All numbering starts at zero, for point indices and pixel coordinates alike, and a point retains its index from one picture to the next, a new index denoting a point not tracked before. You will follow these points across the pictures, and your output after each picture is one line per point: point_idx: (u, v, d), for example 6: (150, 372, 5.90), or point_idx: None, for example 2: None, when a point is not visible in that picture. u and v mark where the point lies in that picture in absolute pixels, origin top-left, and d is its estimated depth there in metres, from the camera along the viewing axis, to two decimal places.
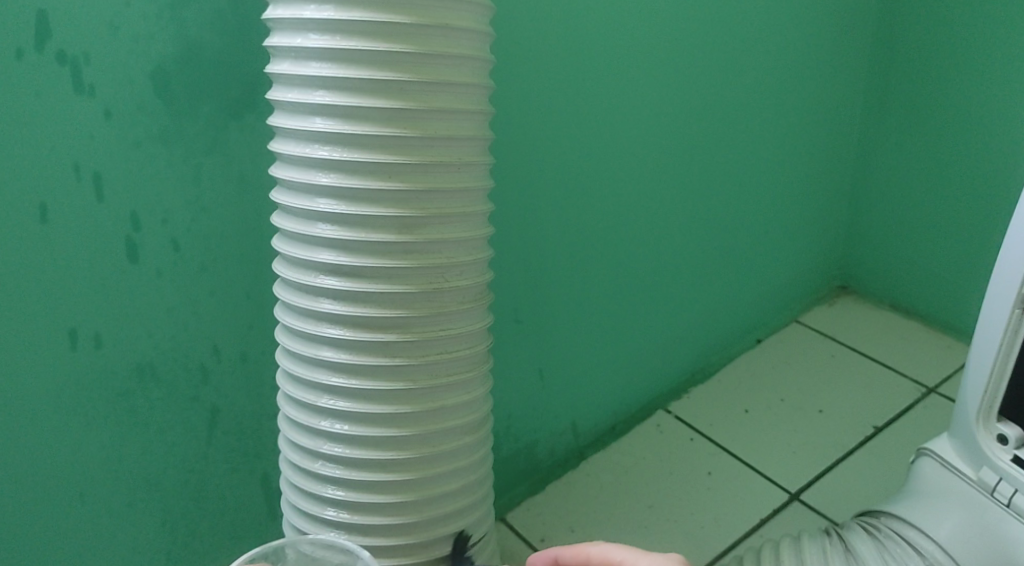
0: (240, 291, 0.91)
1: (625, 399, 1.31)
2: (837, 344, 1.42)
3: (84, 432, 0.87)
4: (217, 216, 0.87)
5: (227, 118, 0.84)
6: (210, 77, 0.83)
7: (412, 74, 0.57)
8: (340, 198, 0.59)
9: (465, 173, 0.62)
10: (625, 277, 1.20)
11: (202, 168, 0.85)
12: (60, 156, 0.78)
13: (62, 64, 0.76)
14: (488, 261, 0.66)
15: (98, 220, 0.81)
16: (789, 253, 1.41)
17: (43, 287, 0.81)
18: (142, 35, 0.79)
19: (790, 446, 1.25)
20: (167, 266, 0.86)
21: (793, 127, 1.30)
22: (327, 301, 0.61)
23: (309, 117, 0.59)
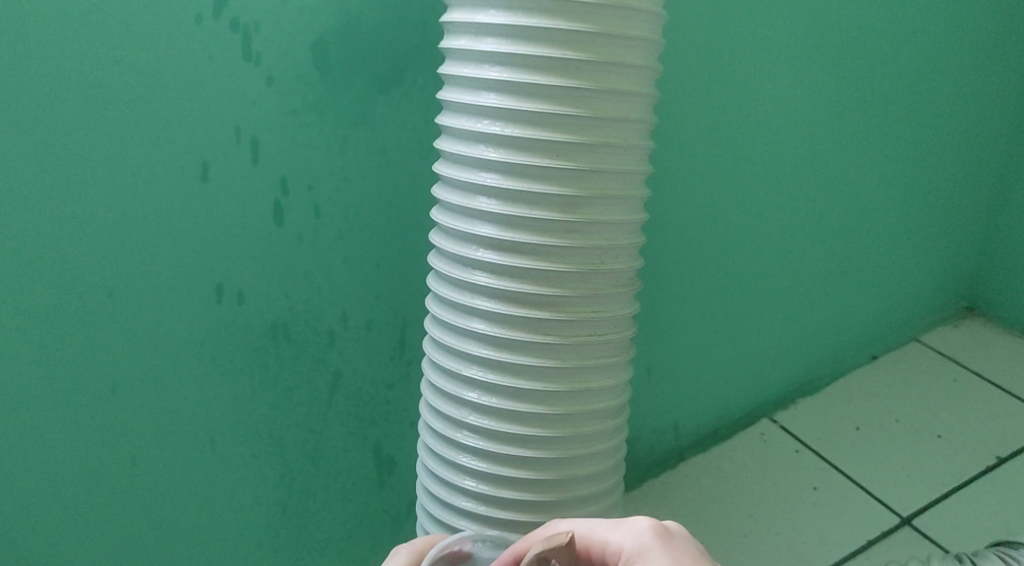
0: (371, 261, 0.93)
1: (733, 405, 1.28)
2: (959, 368, 1.35)
3: (220, 380, 0.92)
4: (358, 186, 0.90)
5: (376, 92, 0.87)
6: (365, 50, 0.85)
7: (588, 53, 0.61)
8: (506, 173, 0.62)
9: (628, 155, 0.64)
10: (742, 277, 1.18)
11: (349, 139, 0.88)
12: (224, 120, 0.83)
13: (235, 31, 0.81)
14: (639, 247, 0.68)
15: (252, 181, 0.86)
16: (915, 268, 1.35)
17: (198, 241, 0.86)
18: (308, 8, 0.82)
19: (903, 468, 1.20)
20: (308, 231, 0.89)
21: (931, 136, 1.25)
22: (484, 275, 0.64)
23: (481, 93, 0.63)
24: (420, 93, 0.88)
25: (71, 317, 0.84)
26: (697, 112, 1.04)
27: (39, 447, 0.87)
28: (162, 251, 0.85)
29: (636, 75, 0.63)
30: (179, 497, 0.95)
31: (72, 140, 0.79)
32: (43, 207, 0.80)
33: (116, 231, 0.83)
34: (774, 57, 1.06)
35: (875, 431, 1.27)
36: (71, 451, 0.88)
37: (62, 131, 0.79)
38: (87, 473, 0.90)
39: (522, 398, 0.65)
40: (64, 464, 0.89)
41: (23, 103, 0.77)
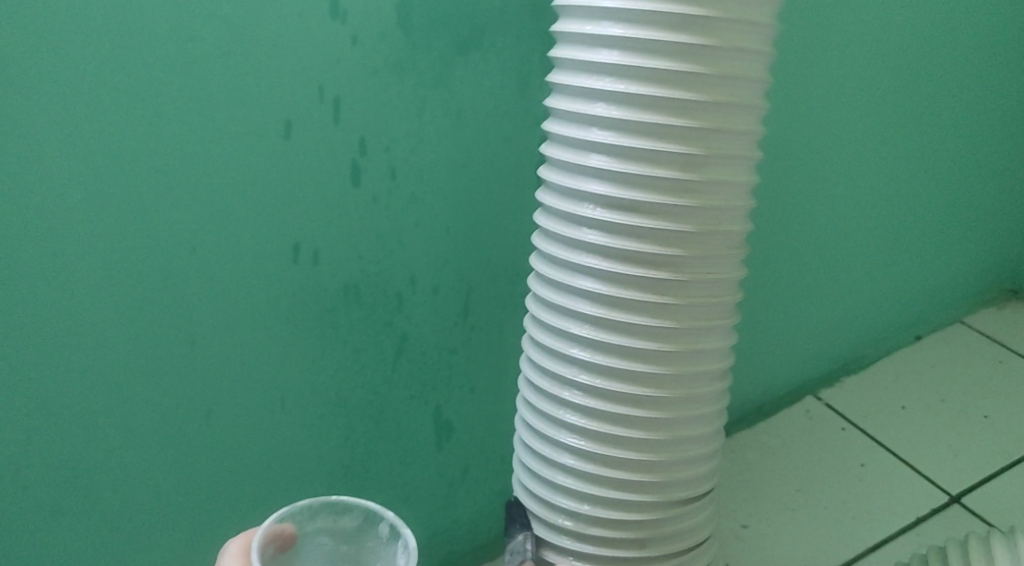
0: (441, 225, 0.93)
1: (778, 381, 1.29)
2: (1003, 350, 1.35)
3: (290, 340, 0.92)
4: (434, 150, 0.89)
5: (456, 54, 0.86)
6: (448, 11, 0.84)
7: (715, 9, 0.60)
8: (621, 131, 0.62)
9: (745, 116, 0.64)
10: (793, 253, 1.19)
11: (427, 102, 0.87)
12: (309, 78, 0.83)
13: None
14: (749, 208, 0.68)
15: (332, 141, 0.85)
16: (962, 250, 1.35)
17: (276, 199, 0.86)
18: None
19: (951, 447, 1.21)
20: (383, 193, 0.89)
21: (986, 114, 1.24)
22: (595, 233, 0.65)
23: (597, 50, 0.63)
24: (499, 57, 0.88)
25: (151, 270, 0.84)
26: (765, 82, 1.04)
27: (113, 401, 0.88)
28: (241, 207, 0.85)
29: (754, 33, 0.63)
30: (244, 455, 0.95)
31: (161, 91, 0.79)
32: (129, 160, 0.80)
33: (198, 187, 0.83)
34: (839, 28, 1.06)
35: (921, 410, 1.27)
36: (143, 404, 0.89)
37: (152, 82, 0.79)
38: (157, 429, 0.90)
39: (632, 357, 0.65)
40: (139, 417, 0.89)
41: (115, 50, 0.77)
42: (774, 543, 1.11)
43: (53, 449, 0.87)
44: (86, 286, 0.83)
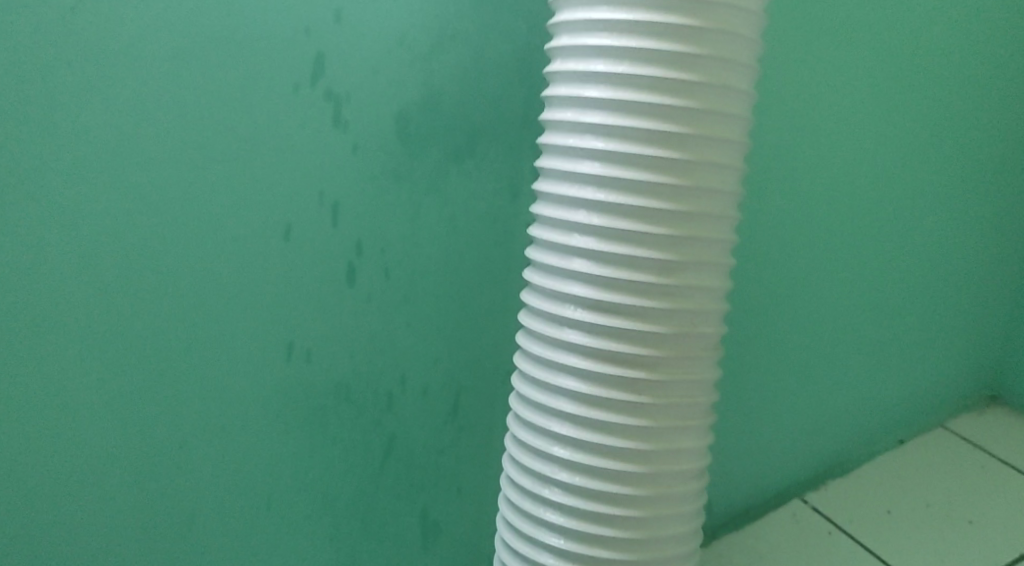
0: (432, 325, 0.95)
1: (765, 485, 1.29)
2: (989, 457, 1.36)
3: (280, 437, 0.93)
4: (427, 252, 0.92)
5: (450, 162, 0.91)
6: (444, 123, 0.90)
7: (690, 126, 0.65)
8: (600, 237, 0.66)
9: (719, 224, 0.68)
10: (773, 357, 1.22)
11: (422, 206, 0.91)
12: (311, 184, 0.87)
13: (328, 100, 0.86)
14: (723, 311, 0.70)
15: (329, 243, 0.89)
16: (943, 357, 1.37)
17: (273, 298, 0.89)
18: (395, 82, 0.87)
19: (937, 553, 1.20)
20: (377, 293, 0.92)
21: (956, 224, 1.28)
22: (574, 334, 0.67)
23: (578, 161, 0.67)
24: (491, 165, 0.92)
25: (152, 364, 0.87)
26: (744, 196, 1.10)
27: (104, 492, 0.89)
28: (240, 305, 0.88)
29: (726, 147, 0.67)
30: (230, 552, 0.95)
31: (168, 194, 0.84)
32: (139, 258, 0.85)
33: (201, 285, 0.87)
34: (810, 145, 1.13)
35: (907, 514, 1.27)
36: (134, 496, 0.90)
37: (165, 188, 0.84)
38: (146, 521, 0.91)
39: (610, 456, 0.67)
40: (125, 511, 0.90)
41: (127, 157, 0.82)
42: None
43: (40, 540, 0.88)
44: (89, 377, 0.86)
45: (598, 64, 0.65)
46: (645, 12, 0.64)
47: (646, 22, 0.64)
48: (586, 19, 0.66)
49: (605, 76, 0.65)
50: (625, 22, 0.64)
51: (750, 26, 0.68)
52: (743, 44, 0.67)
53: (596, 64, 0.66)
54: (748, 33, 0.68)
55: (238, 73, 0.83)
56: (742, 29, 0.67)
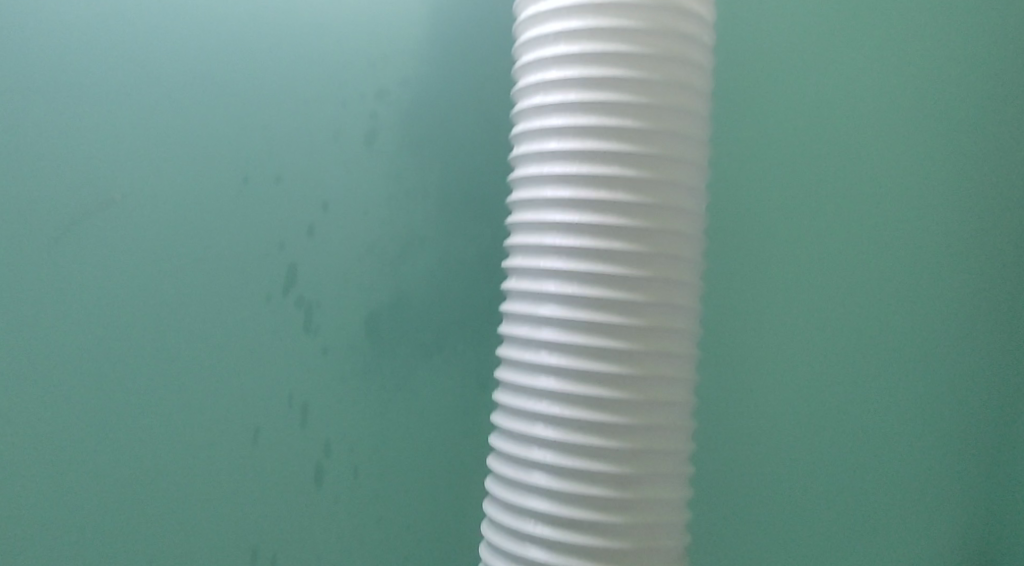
0: (403, 521, 0.96)
1: None
2: None
3: None
4: (396, 447, 0.96)
5: (418, 358, 0.96)
6: (413, 323, 0.96)
7: (635, 320, 0.73)
8: (558, 427, 0.74)
9: (671, 409, 0.76)
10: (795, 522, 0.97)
11: (390, 402, 0.96)
12: (281, 389, 0.94)
13: (299, 307, 0.94)
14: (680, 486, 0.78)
15: (298, 445, 0.94)
16: None
17: (243, 501, 0.93)
18: (363, 288, 0.95)
19: None
20: (346, 491, 0.95)
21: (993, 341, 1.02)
22: (540, 521, 0.74)
23: (540, 351, 0.75)
24: (459, 358, 0.97)
25: None
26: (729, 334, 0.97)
27: None
28: (212, 511, 0.92)
29: (676, 335, 0.76)
30: None
31: (155, 397, 0.91)
32: (116, 470, 0.90)
33: (175, 493, 0.91)
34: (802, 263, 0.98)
35: None
36: None
37: (143, 402, 0.91)
38: None
39: None
40: None
41: (109, 373, 0.90)
42: None
43: None
44: None
45: (555, 262, 0.74)
46: (594, 216, 0.73)
47: (596, 225, 0.73)
48: (542, 222, 0.75)
49: (561, 272, 0.74)
50: (577, 224, 0.74)
51: (691, 225, 0.77)
52: (686, 241, 0.77)
53: (553, 262, 0.75)
54: (690, 230, 0.77)
55: (214, 285, 0.92)
56: (684, 227, 0.76)
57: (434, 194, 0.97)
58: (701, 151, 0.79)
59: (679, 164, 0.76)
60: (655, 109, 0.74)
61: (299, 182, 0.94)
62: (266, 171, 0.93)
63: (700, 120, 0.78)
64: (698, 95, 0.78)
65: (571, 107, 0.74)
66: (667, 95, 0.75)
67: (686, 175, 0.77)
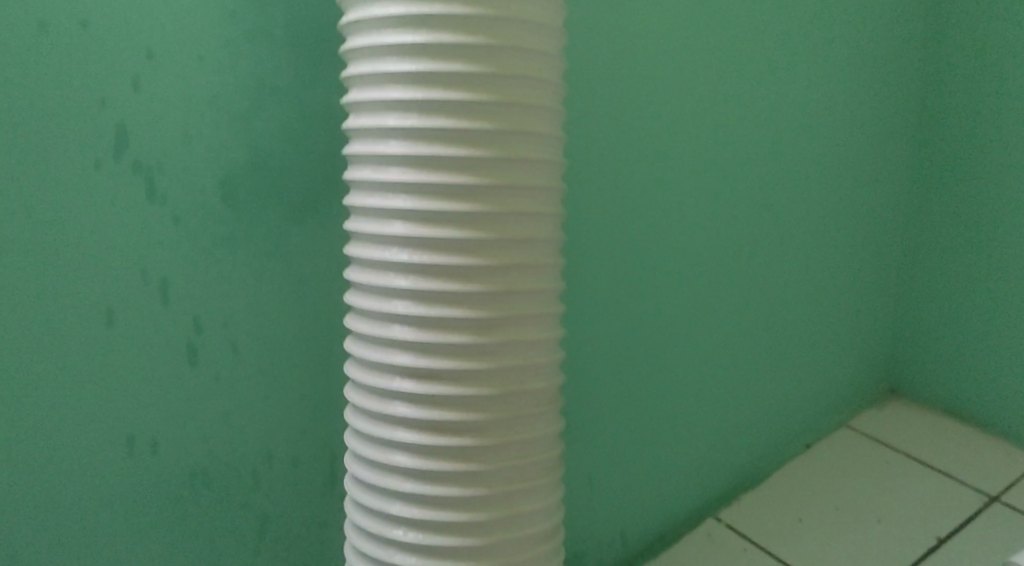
0: (301, 525, 0.88)
1: (679, 506, 1.24)
2: (892, 452, 1.35)
3: None
4: (292, 452, 0.86)
5: (303, 353, 0.85)
6: (276, 313, 0.83)
7: (490, 336, 0.64)
8: (418, 455, 0.65)
9: (540, 416, 0.69)
10: (661, 384, 1.16)
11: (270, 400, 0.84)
12: (118, 424, 0.78)
13: (106, 320, 0.76)
14: (558, 481, 0.72)
15: (157, 478, 0.81)
16: (835, 367, 1.37)
17: (89, 553, 0.79)
18: (194, 264, 0.78)
19: (846, 555, 1.17)
20: (240, 498, 0.85)
21: (855, 192, 1.30)
22: (399, 555, 0.67)
23: (391, 377, 0.65)
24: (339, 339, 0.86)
25: None
26: (602, 216, 1.05)
27: None
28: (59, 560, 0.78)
29: (540, 347, 0.68)
30: None
31: None
32: None
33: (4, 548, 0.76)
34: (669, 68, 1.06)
35: (818, 521, 1.24)
36: None
37: None
38: None
39: None
40: None
41: None
42: None
43: None
44: None
45: (401, 281, 0.64)
46: (441, 230, 0.63)
47: (445, 239, 0.63)
48: (383, 234, 0.64)
49: (409, 292, 0.64)
50: (423, 238, 0.63)
51: (547, 227, 0.68)
52: (542, 246, 0.67)
53: (398, 279, 0.64)
54: (546, 228, 0.67)
55: None
56: (539, 232, 0.67)
57: (266, 186, 0.80)
58: (555, 140, 0.68)
59: (531, 164, 0.65)
60: (500, 105, 0.63)
61: (75, 94, 0.72)
62: (32, 86, 0.71)
63: (556, 108, 0.68)
64: (549, 72, 0.67)
65: (411, 105, 0.63)
66: (518, 91, 0.64)
67: (539, 172, 0.66)
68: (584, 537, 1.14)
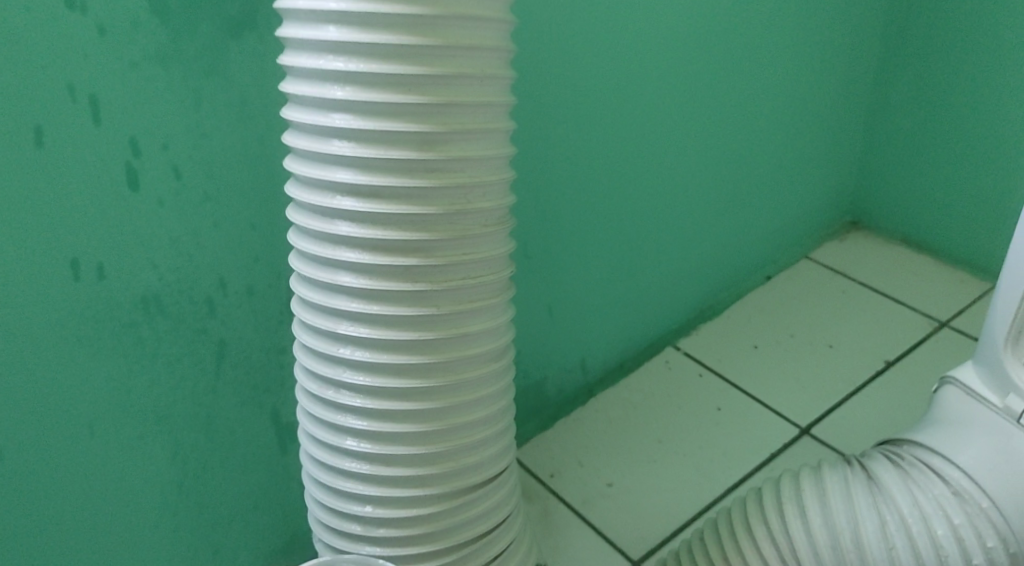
0: (256, 347, 0.90)
1: (638, 335, 1.27)
2: (846, 281, 1.38)
3: (100, 473, 0.86)
4: (244, 276, 0.86)
5: (250, 178, 0.83)
6: (219, 136, 0.79)
7: (435, 153, 0.61)
8: (363, 273, 0.64)
9: (489, 237, 0.67)
10: (625, 217, 1.15)
11: (218, 225, 0.83)
12: (61, 250, 0.76)
13: (34, 140, 0.72)
14: (508, 300, 0.71)
15: (109, 304, 0.80)
16: (796, 200, 1.38)
17: (47, 378, 0.79)
18: (125, 81, 0.74)
19: (797, 379, 1.21)
20: (194, 321, 0.85)
21: (832, 11, 1.24)
22: (347, 372, 0.67)
23: (332, 196, 0.63)
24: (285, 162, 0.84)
25: None
26: (577, 48, 0.97)
27: None
28: (19, 387, 0.78)
29: (491, 164, 0.65)
30: None
31: None
32: None
33: None
34: None
35: (772, 348, 1.27)
36: None
37: None
38: None
39: (398, 461, 0.70)
40: None
41: None
42: (637, 500, 1.08)
43: None
44: None
45: (338, 92, 0.60)
46: (379, 35, 0.58)
47: (382, 47, 0.58)
48: (317, 41, 0.59)
49: (346, 105, 0.60)
50: (360, 45, 0.58)
51: (495, 34, 0.63)
52: (493, 55, 0.63)
53: (335, 91, 0.60)
54: (494, 39, 0.63)
55: None
56: (488, 40, 0.62)
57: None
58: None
59: None
60: None
61: None
62: None
63: None
64: None
65: None
66: None
67: None
68: (546, 365, 1.17)
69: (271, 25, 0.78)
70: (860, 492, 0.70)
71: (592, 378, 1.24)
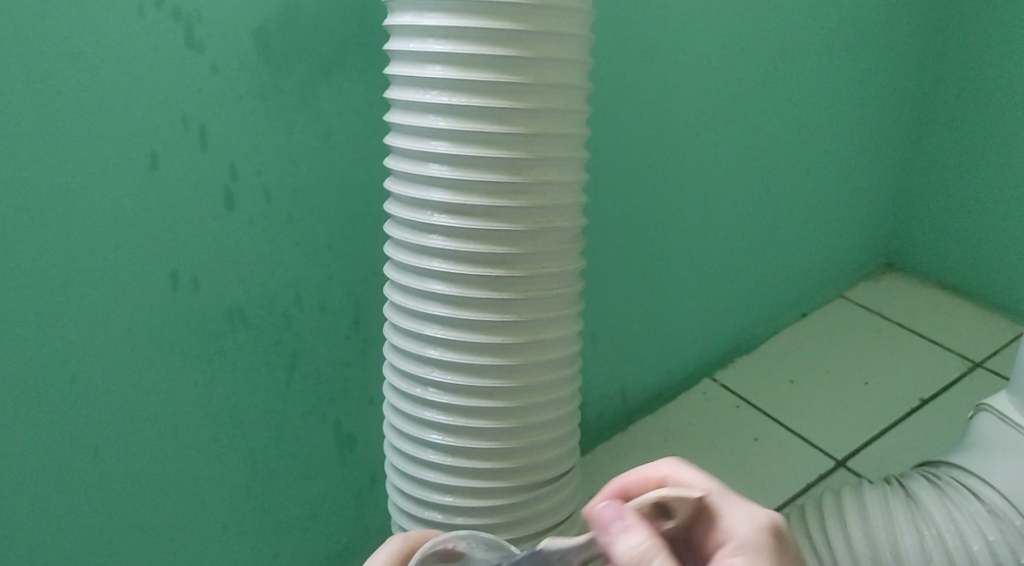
0: (326, 361, 0.97)
1: (679, 365, 1.32)
2: (882, 320, 1.42)
3: (179, 470, 0.92)
4: (320, 293, 0.93)
5: (331, 203, 0.90)
6: (307, 162, 0.87)
7: (522, 177, 0.68)
8: (453, 282, 0.71)
9: (564, 254, 0.74)
10: (669, 251, 1.21)
11: (300, 245, 0.90)
12: (161, 261, 0.83)
13: (147, 161, 0.80)
14: (577, 316, 0.77)
15: (199, 313, 0.87)
16: (832, 241, 1.43)
17: (140, 378, 0.86)
18: (229, 111, 0.82)
19: (834, 413, 1.25)
20: (273, 333, 0.92)
21: (868, 63, 1.31)
22: (434, 371, 0.74)
23: (429, 213, 0.70)
24: (364, 189, 0.91)
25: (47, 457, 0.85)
26: (629, 91, 1.05)
27: None
28: (114, 385, 0.85)
29: (568, 189, 0.72)
30: None
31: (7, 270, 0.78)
32: None
33: (65, 373, 0.83)
34: None
35: (809, 382, 1.32)
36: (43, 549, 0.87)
37: None
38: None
39: (477, 454, 0.75)
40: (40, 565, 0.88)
41: None
42: None
43: None
44: None
45: (439, 122, 0.67)
46: (478, 72, 0.66)
47: (481, 83, 0.66)
48: (423, 78, 0.67)
49: (446, 132, 0.67)
50: (461, 80, 0.66)
51: (574, 77, 0.70)
52: (571, 96, 0.70)
53: (437, 120, 0.67)
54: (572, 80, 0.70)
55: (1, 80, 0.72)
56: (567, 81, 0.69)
57: (297, 38, 0.82)
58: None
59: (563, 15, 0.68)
60: None
61: None
62: None
63: None
64: None
65: None
66: None
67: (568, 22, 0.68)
68: (589, 390, 1.22)
69: (359, 65, 0.86)
70: (899, 512, 0.76)
71: (633, 406, 1.29)
